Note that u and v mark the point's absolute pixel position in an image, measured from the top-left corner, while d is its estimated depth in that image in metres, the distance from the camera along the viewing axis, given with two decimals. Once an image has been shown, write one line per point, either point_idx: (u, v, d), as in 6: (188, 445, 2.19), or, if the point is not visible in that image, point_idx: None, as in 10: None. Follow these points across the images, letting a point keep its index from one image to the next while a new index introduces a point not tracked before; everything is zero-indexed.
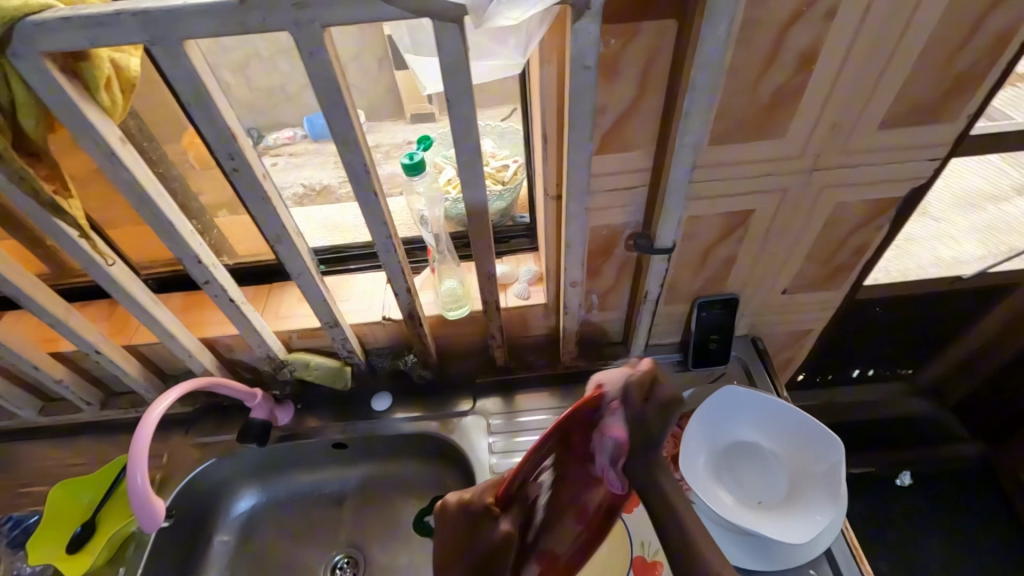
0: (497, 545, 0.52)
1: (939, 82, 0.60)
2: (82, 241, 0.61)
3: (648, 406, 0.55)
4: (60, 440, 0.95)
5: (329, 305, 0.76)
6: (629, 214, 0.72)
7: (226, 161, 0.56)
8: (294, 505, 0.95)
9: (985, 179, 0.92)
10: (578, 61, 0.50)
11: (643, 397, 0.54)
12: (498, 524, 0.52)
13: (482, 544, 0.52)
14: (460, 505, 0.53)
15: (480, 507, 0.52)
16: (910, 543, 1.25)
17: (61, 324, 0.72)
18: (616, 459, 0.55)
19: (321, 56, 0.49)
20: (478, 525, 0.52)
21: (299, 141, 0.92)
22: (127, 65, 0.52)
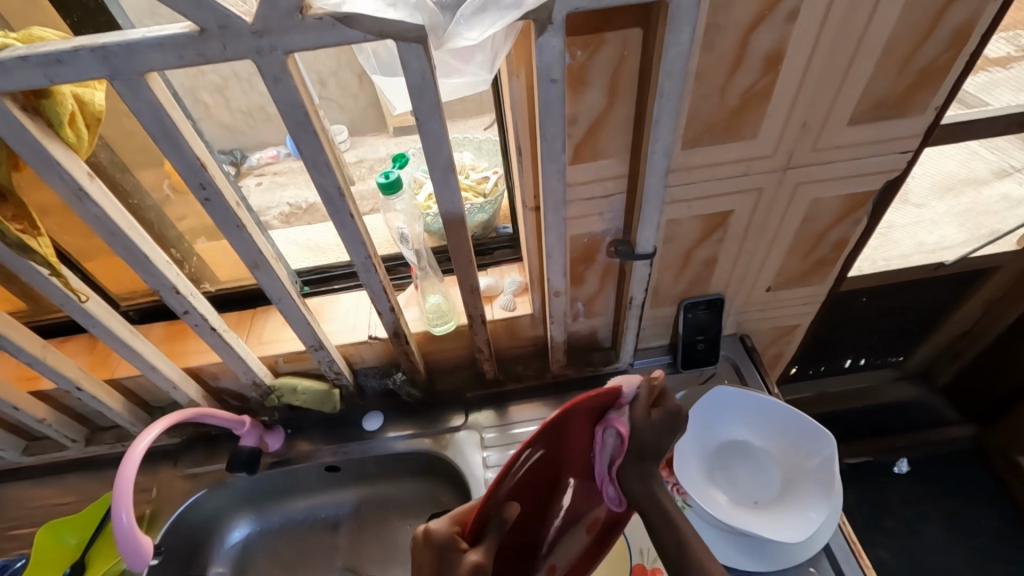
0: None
1: (903, 77, 0.61)
2: (53, 278, 0.60)
3: (654, 412, 0.57)
4: (45, 480, 0.94)
5: (312, 327, 0.75)
6: (608, 221, 0.72)
7: (198, 190, 0.56)
8: (290, 532, 0.94)
9: (961, 164, 0.91)
10: (544, 75, 0.50)
11: (649, 403, 0.57)
12: (464, 556, 0.48)
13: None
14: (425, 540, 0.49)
15: (443, 538, 0.49)
16: (908, 528, 1.25)
17: (38, 363, 0.71)
18: (613, 460, 0.59)
19: (285, 82, 0.48)
20: (443, 560, 0.49)
21: (282, 160, 0.93)
22: (90, 99, 0.52)
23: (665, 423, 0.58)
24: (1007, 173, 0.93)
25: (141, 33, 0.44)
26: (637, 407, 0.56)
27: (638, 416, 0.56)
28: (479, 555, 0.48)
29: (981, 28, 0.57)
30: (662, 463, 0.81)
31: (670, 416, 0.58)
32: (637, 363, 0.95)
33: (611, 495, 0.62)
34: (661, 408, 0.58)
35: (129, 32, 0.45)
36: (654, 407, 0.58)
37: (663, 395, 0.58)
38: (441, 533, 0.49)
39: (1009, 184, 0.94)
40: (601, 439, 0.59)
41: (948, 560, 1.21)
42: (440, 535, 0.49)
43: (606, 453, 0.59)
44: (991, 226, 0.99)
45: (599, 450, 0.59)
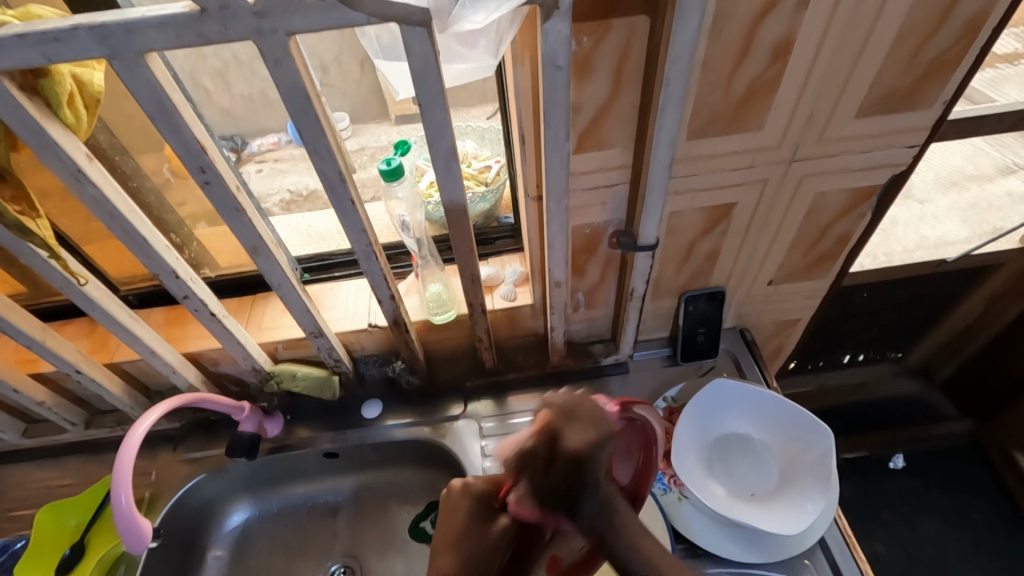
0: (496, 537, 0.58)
1: (912, 71, 0.60)
2: (52, 261, 0.59)
3: (552, 469, 0.55)
4: (45, 462, 0.94)
5: (312, 314, 0.75)
6: (610, 211, 0.72)
7: (198, 174, 0.55)
8: (288, 517, 0.94)
9: (966, 157, 0.95)
10: (548, 61, 0.49)
11: (545, 458, 0.55)
12: (497, 520, 0.59)
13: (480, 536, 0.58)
14: (463, 491, 0.61)
15: (482, 495, 0.61)
16: (903, 521, 1.26)
17: (37, 346, 0.71)
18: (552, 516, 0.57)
19: (287, 64, 0.48)
20: (479, 517, 0.59)
21: (283, 147, 0.93)
22: (89, 79, 0.52)
23: (574, 464, 0.54)
24: (1011, 171, 0.94)
25: (141, 12, 0.44)
26: (539, 448, 0.55)
27: (537, 470, 0.56)
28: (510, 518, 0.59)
29: (992, 20, 0.57)
30: (659, 455, 0.82)
31: (574, 462, 0.54)
32: (637, 355, 0.95)
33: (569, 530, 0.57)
34: (562, 451, 0.54)
35: (128, 11, 0.44)
36: (553, 457, 0.55)
37: (561, 433, 0.54)
38: (478, 489, 0.61)
39: (1014, 181, 0.95)
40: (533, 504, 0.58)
41: (942, 553, 1.22)
42: (479, 488, 0.61)
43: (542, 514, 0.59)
44: (994, 223, 0.98)
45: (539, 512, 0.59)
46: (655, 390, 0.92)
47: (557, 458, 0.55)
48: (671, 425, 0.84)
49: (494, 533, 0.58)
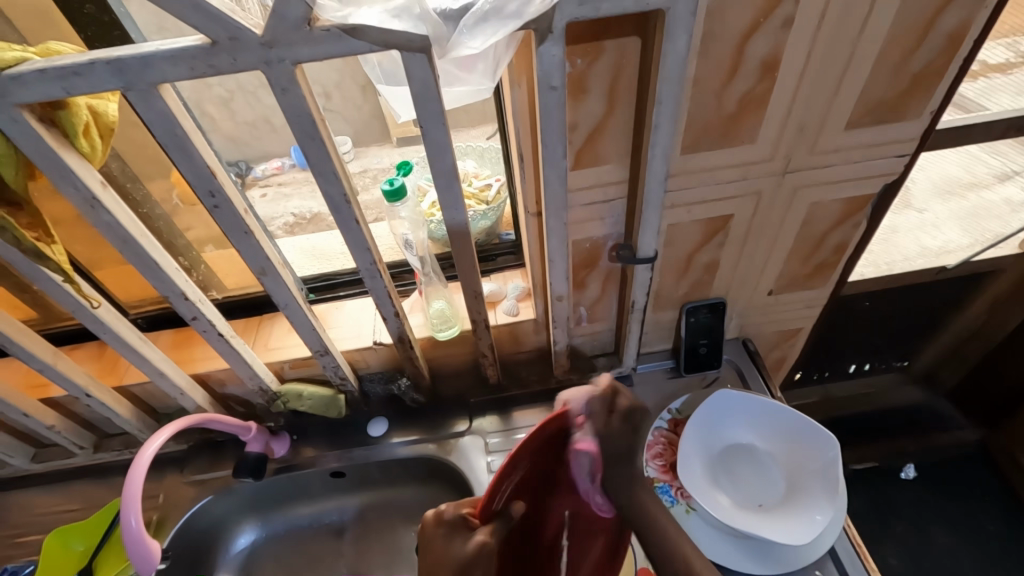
0: (469, 559, 0.52)
1: (897, 82, 0.62)
2: (66, 285, 0.61)
3: (613, 417, 0.61)
4: (53, 487, 0.94)
5: (318, 333, 0.76)
6: (609, 226, 0.73)
7: (208, 198, 0.57)
8: (295, 538, 0.94)
9: (962, 166, 0.92)
10: (544, 82, 0.51)
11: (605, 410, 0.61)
12: (473, 536, 0.53)
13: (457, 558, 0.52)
14: (437, 520, 0.54)
15: (455, 517, 0.55)
16: (915, 528, 1.25)
17: (49, 369, 0.72)
18: (592, 475, 0.63)
19: (294, 92, 0.50)
20: (455, 536, 0.54)
21: (287, 170, 0.98)
22: (104, 110, 0.54)
23: (628, 418, 0.62)
24: (1008, 177, 0.93)
25: (155, 46, 0.46)
26: (598, 403, 0.61)
27: (598, 417, 0.61)
28: (486, 535, 0.53)
29: (973, 32, 0.59)
30: (664, 467, 0.81)
31: (627, 415, 0.62)
32: (640, 367, 0.96)
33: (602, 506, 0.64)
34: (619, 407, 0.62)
35: (143, 45, 0.46)
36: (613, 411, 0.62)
37: (617, 394, 0.62)
38: (452, 515, 0.54)
39: (1011, 187, 0.94)
40: (577, 460, 0.62)
41: (955, 561, 1.20)
42: (452, 514, 0.55)
43: (585, 470, 0.63)
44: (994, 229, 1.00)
45: (575, 466, 0.62)
46: (659, 403, 0.92)
47: (614, 413, 0.61)
48: (676, 436, 0.84)
49: (470, 550, 0.52)
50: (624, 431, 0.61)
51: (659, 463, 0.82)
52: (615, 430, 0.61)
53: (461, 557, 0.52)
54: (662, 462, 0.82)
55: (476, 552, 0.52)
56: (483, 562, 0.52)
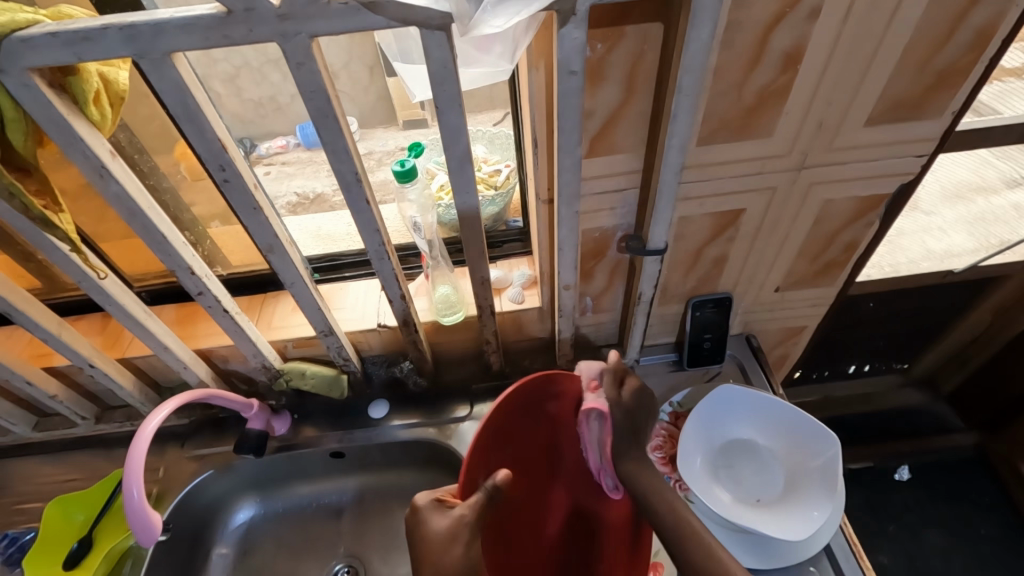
0: (447, 532, 0.54)
1: (920, 79, 0.61)
2: (73, 255, 0.61)
3: (622, 392, 0.68)
4: (55, 455, 0.95)
5: (323, 313, 0.76)
6: (619, 216, 0.73)
7: (218, 172, 0.56)
8: (293, 517, 0.95)
9: (973, 170, 0.90)
10: (563, 67, 0.50)
11: (614, 384, 0.69)
12: (448, 513, 0.55)
13: (436, 535, 0.54)
14: (416, 509, 0.57)
15: (429, 502, 0.57)
16: (907, 528, 1.26)
17: (53, 340, 0.72)
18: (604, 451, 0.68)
19: (309, 66, 0.49)
20: (432, 518, 0.56)
21: (292, 150, 0.94)
22: (115, 78, 0.53)
23: (636, 398, 0.69)
24: (1016, 183, 0.92)
25: (169, 13, 0.45)
26: (609, 378, 0.69)
27: (611, 390, 0.68)
28: (461, 508, 0.55)
29: (1001, 31, 0.57)
30: (664, 459, 0.82)
31: (636, 394, 0.69)
32: (643, 360, 0.96)
33: (610, 483, 0.69)
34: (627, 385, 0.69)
35: (157, 12, 0.45)
36: (621, 389, 0.69)
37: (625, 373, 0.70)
38: (426, 501, 0.57)
39: (1019, 194, 0.94)
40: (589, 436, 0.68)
41: (946, 566, 1.21)
42: (425, 500, 0.57)
43: (595, 441, 0.68)
44: (1000, 235, 0.99)
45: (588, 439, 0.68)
46: (661, 396, 0.92)
47: (625, 389, 0.69)
48: (676, 429, 0.85)
49: (448, 527, 0.54)
50: (633, 405, 0.68)
51: (659, 455, 0.83)
52: (627, 403, 0.68)
53: (441, 536, 0.54)
54: (662, 454, 0.83)
55: (455, 527, 0.54)
56: (462, 535, 0.54)
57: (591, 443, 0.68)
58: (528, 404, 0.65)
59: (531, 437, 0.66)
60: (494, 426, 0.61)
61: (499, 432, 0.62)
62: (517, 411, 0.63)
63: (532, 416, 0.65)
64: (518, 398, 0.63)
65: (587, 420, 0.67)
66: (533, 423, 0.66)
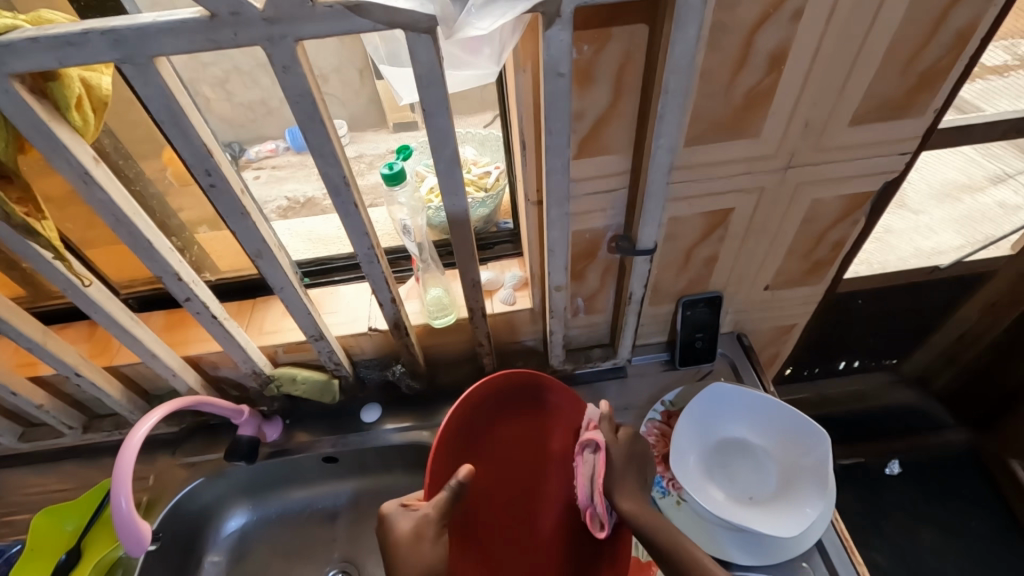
0: (413, 531, 0.57)
1: (904, 78, 0.62)
2: (57, 262, 0.60)
3: (618, 437, 0.69)
4: (43, 465, 0.94)
5: (313, 318, 0.76)
6: (609, 217, 0.73)
7: (203, 177, 0.56)
8: (286, 523, 0.94)
9: (958, 170, 0.92)
10: (551, 69, 0.50)
11: (611, 430, 0.69)
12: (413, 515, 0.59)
13: (403, 536, 0.58)
14: (385, 514, 0.60)
15: (396, 508, 0.61)
16: (898, 523, 1.27)
17: (39, 349, 0.71)
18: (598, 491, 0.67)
19: (294, 70, 0.48)
20: (400, 521, 0.59)
21: (281, 154, 0.94)
22: (97, 83, 0.52)
23: (630, 443, 0.70)
24: (1001, 180, 0.93)
25: (151, 17, 0.44)
26: (605, 424, 0.69)
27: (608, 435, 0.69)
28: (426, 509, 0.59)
29: (982, 31, 0.58)
30: (658, 458, 0.82)
31: (630, 440, 0.70)
32: (635, 359, 0.96)
33: (597, 520, 0.67)
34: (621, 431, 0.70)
35: (139, 16, 0.45)
36: (616, 435, 0.70)
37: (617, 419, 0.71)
38: (393, 508, 0.61)
39: (1005, 191, 0.95)
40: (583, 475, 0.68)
41: (936, 559, 1.23)
42: (393, 506, 0.61)
43: (588, 479, 0.68)
44: (986, 232, 1.01)
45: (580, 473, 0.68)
46: (653, 395, 0.93)
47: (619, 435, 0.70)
48: (669, 428, 0.85)
49: (413, 528, 0.58)
50: (629, 451, 0.69)
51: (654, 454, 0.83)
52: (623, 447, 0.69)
53: (407, 537, 0.57)
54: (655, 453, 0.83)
55: (420, 527, 0.58)
56: (427, 533, 0.57)
57: (584, 477, 0.68)
58: (499, 401, 0.70)
59: (504, 436, 0.70)
60: (459, 422, 0.65)
61: (467, 428, 0.66)
62: (485, 407, 0.68)
63: (499, 409, 0.70)
64: (483, 396, 0.67)
65: (582, 451, 0.69)
66: (506, 420, 0.70)
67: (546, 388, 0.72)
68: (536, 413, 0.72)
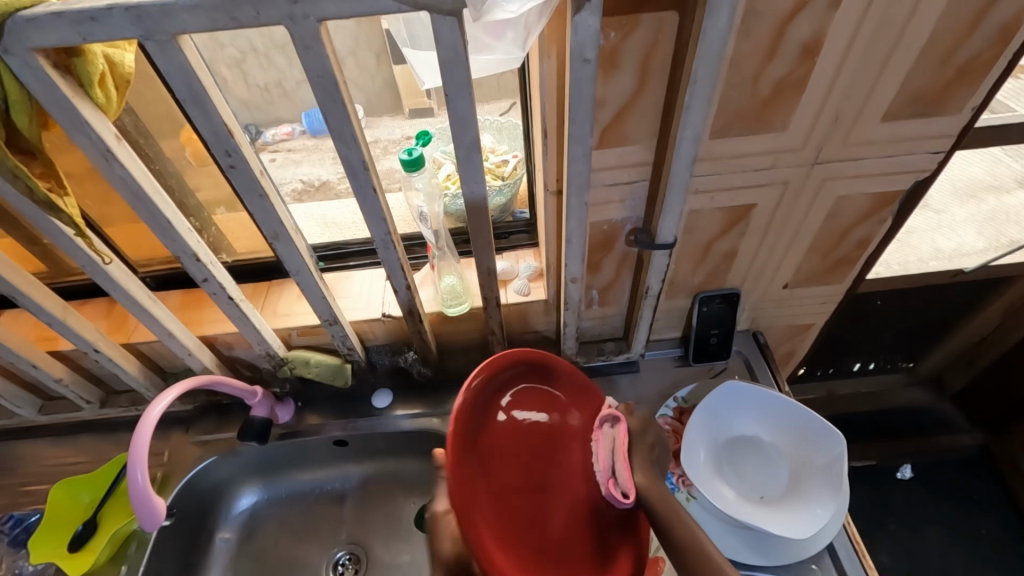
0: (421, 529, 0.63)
1: (942, 73, 0.60)
2: (78, 239, 0.60)
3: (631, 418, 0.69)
4: (61, 438, 0.96)
5: (328, 302, 0.76)
6: (628, 209, 0.72)
7: (224, 158, 0.56)
8: (296, 503, 0.95)
9: (984, 170, 0.93)
10: (577, 55, 0.49)
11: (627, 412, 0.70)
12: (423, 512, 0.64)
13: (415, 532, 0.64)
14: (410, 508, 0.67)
15: None
16: (908, 528, 1.26)
17: (59, 323, 0.72)
18: (616, 462, 0.66)
19: (317, 50, 0.48)
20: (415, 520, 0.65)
21: (297, 137, 0.90)
22: (121, 60, 0.52)
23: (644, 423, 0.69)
24: None
25: None
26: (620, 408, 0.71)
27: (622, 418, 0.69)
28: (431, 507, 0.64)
29: None
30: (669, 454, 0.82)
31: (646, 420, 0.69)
32: (648, 354, 0.95)
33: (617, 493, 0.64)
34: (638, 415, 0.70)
35: None
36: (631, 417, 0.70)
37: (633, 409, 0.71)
38: None
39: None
40: (602, 449, 0.67)
41: (946, 565, 1.21)
42: None
43: (607, 452, 0.67)
44: (1010, 235, 0.98)
45: (599, 448, 0.67)
46: (665, 390, 0.92)
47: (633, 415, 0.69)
48: (680, 424, 0.84)
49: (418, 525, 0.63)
50: (642, 429, 0.68)
51: None
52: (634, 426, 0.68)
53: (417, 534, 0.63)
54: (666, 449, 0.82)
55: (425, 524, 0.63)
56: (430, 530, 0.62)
57: (604, 450, 0.67)
58: (499, 387, 0.69)
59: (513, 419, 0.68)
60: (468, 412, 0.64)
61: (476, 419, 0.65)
62: (492, 389, 0.68)
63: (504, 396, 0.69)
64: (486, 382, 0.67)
65: (600, 426, 0.68)
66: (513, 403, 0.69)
67: (550, 373, 0.72)
68: (543, 398, 0.71)
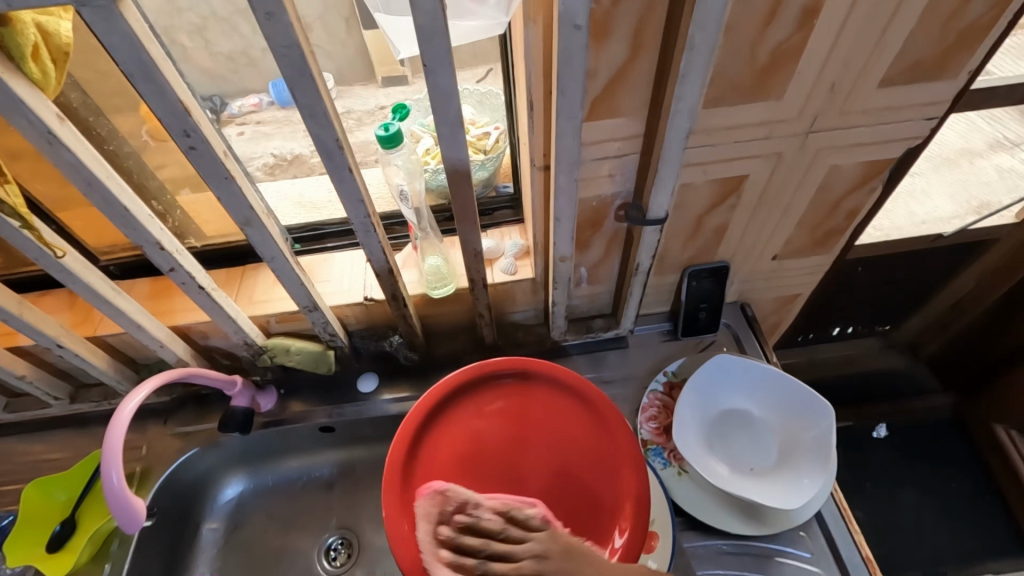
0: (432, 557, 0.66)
1: (943, 37, 0.57)
2: (25, 231, 0.55)
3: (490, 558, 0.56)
4: (32, 435, 0.91)
5: (307, 288, 0.72)
6: (618, 183, 0.69)
7: (182, 138, 0.51)
8: (284, 492, 0.93)
9: (960, 136, 0.88)
10: (566, 21, 0.45)
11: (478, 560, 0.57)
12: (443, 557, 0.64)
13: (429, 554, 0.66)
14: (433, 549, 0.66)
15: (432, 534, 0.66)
16: (883, 486, 1.29)
17: (15, 320, 0.67)
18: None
19: (279, 18, 0.43)
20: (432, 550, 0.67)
21: (266, 109, 0.82)
22: (56, 29, 0.46)
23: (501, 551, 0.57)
24: (1002, 146, 0.91)
25: None
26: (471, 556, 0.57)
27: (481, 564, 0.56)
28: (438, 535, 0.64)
29: None
30: (659, 429, 0.82)
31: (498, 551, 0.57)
32: (637, 330, 0.95)
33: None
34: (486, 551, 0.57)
35: None
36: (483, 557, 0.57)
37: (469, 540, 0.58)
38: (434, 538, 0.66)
39: (1003, 156, 0.92)
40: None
41: (917, 519, 1.26)
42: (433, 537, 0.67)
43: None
44: (981, 197, 0.98)
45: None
46: (654, 366, 0.92)
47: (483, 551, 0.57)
48: (670, 400, 0.84)
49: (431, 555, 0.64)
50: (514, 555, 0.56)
51: (654, 426, 0.82)
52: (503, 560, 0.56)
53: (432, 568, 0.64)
54: (656, 424, 0.83)
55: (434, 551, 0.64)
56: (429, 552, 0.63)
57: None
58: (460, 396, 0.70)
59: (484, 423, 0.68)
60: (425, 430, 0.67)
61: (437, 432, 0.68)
62: (450, 406, 0.69)
63: (469, 404, 0.69)
64: (439, 396, 0.69)
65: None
66: (471, 424, 0.68)
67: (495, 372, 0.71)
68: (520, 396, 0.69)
